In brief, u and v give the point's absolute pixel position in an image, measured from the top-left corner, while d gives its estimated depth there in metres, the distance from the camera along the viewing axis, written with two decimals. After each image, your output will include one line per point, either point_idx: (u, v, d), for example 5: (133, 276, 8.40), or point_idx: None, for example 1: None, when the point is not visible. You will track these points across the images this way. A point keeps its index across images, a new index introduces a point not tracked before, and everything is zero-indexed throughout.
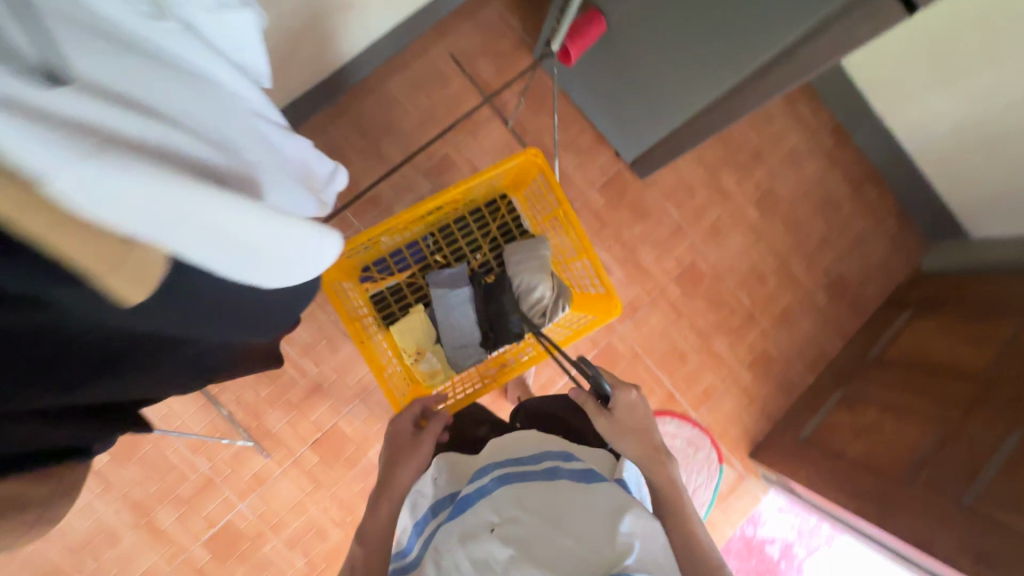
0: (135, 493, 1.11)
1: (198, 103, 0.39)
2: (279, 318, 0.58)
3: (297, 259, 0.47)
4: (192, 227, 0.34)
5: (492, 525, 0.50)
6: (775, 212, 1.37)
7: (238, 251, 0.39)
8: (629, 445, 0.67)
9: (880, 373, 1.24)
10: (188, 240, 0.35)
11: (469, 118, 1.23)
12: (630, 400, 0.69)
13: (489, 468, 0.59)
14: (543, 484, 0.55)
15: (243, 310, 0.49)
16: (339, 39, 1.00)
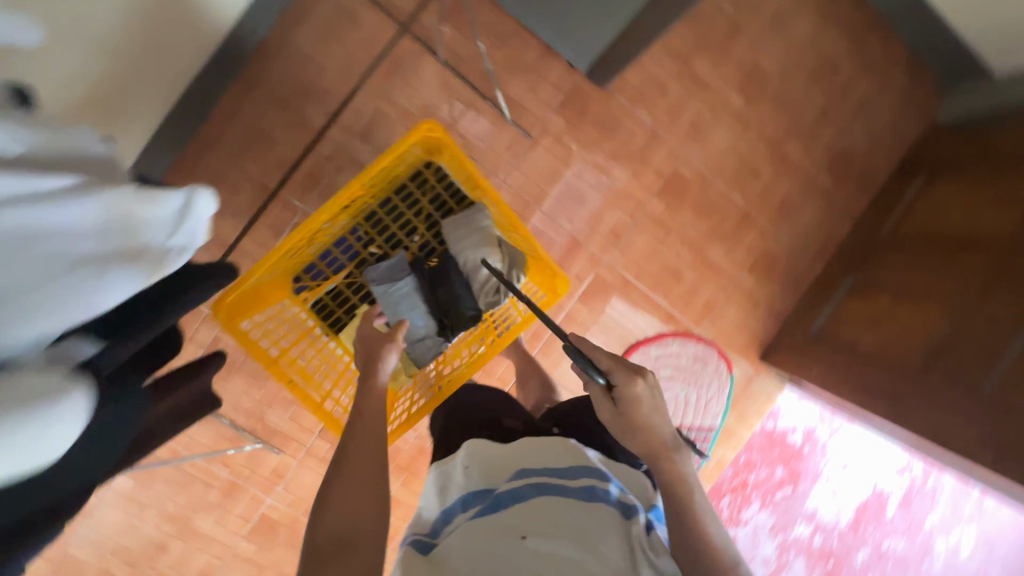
0: (169, 506, 1.17)
1: None
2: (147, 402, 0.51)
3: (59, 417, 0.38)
4: None
5: (524, 533, 0.50)
6: (762, 92, 1.20)
7: None
8: (642, 442, 0.61)
9: (896, 255, 1.14)
10: None
11: (394, 59, 1.08)
12: (639, 394, 0.61)
13: (530, 472, 0.59)
14: (579, 501, 0.53)
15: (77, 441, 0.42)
16: (212, 3, 0.85)
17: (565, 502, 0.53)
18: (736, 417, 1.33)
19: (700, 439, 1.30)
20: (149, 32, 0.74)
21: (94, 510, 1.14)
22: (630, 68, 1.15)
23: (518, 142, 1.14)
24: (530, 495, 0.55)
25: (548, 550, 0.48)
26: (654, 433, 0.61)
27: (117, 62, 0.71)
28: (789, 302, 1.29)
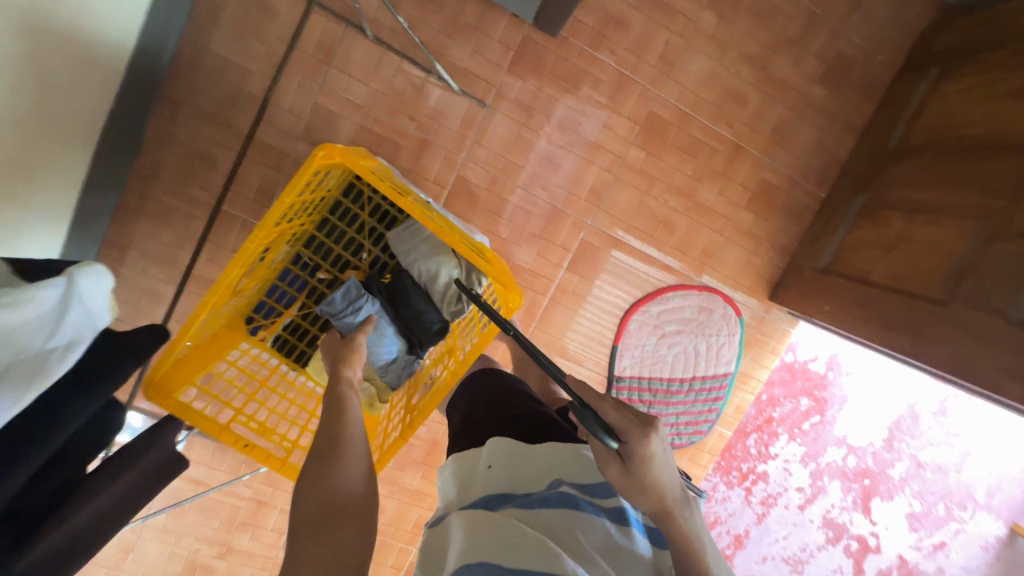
0: (204, 531, 1.21)
1: None
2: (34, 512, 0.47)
3: None
4: None
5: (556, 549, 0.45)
6: (738, 5, 1.06)
7: None
8: (647, 503, 0.49)
9: (905, 167, 1.03)
10: None
11: (322, 47, 0.98)
12: (651, 452, 0.49)
13: (559, 481, 0.54)
14: (614, 528, 0.49)
15: None
16: (102, 29, 0.77)
17: (601, 522, 0.49)
18: (751, 358, 1.28)
19: (715, 388, 1.26)
20: (37, 83, 0.67)
21: (136, 545, 1.19)
22: (583, 6, 1.02)
23: (473, 113, 1.04)
24: (561, 505, 0.50)
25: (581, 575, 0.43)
26: (657, 494, 0.49)
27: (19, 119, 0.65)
28: (793, 234, 1.20)
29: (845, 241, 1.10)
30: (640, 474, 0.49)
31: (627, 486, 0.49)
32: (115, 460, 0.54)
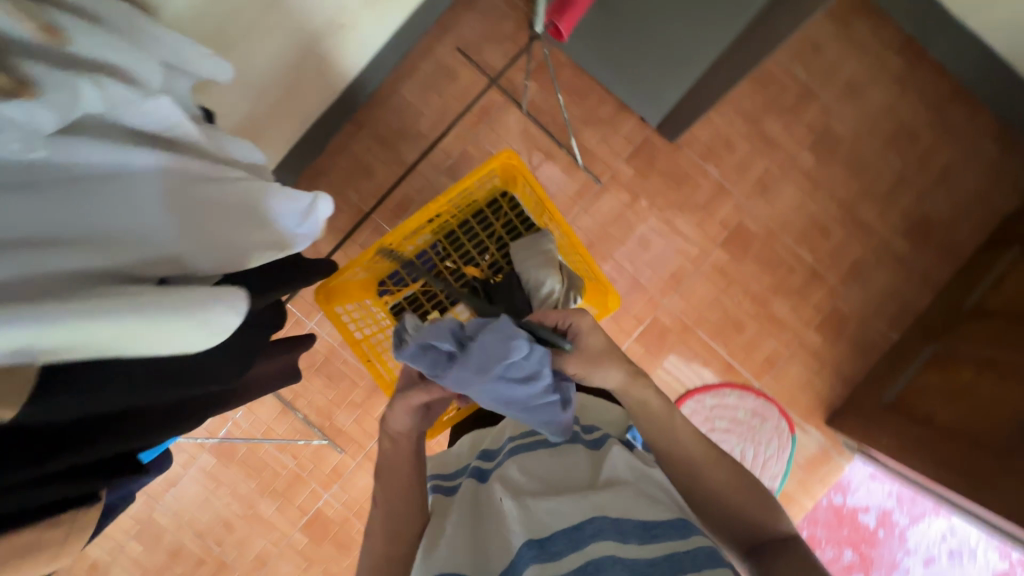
0: (241, 488, 1.29)
1: (108, 207, 0.39)
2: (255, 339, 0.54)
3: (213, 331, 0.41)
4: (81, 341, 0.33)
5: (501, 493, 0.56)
6: (835, 154, 1.22)
7: (121, 344, 0.35)
8: (602, 374, 0.60)
9: (979, 325, 1.06)
10: (76, 348, 0.33)
11: (483, 108, 1.22)
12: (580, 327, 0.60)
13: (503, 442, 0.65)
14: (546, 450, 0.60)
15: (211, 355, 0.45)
16: (341, 59, 1.03)
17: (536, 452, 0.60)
18: (797, 481, 1.26)
19: None
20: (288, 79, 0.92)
21: (181, 481, 1.29)
22: (699, 125, 1.22)
23: (587, 186, 1.23)
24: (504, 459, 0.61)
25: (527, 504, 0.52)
26: (611, 366, 0.60)
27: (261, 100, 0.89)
28: (859, 367, 1.23)
29: (911, 382, 1.12)
30: (589, 351, 0.59)
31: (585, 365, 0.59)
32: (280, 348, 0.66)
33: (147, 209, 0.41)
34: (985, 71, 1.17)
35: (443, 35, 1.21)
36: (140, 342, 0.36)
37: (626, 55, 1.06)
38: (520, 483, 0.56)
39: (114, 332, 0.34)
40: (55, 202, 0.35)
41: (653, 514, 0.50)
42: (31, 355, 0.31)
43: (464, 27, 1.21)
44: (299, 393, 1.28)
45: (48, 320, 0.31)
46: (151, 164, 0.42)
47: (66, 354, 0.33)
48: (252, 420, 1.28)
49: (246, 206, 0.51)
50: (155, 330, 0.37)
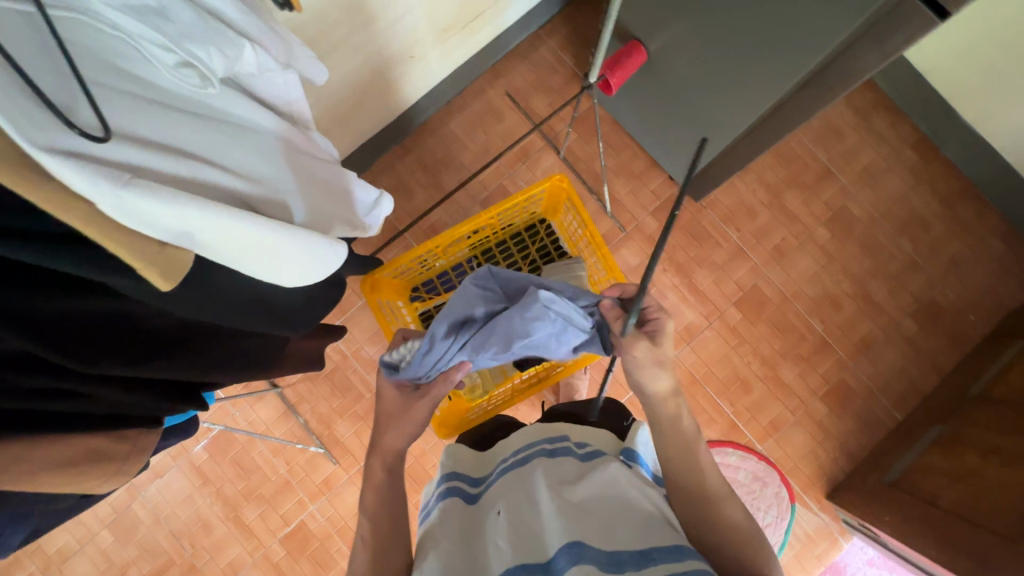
0: (227, 488, 1.26)
1: (241, 149, 0.46)
2: (314, 313, 0.61)
3: (297, 258, 0.48)
4: (214, 232, 0.39)
5: (500, 511, 0.55)
6: (849, 232, 1.28)
7: (239, 248, 0.42)
8: (656, 378, 0.64)
9: (983, 411, 1.08)
10: (209, 239, 0.39)
11: (523, 149, 1.30)
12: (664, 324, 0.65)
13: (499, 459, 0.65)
14: (542, 461, 0.60)
15: (277, 306, 0.53)
16: (403, 86, 1.12)
17: (534, 466, 0.59)
18: (793, 554, 1.23)
19: None
20: (354, 95, 1.00)
21: (168, 473, 1.26)
22: (723, 190, 1.29)
23: (613, 233, 1.29)
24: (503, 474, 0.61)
25: (521, 519, 0.52)
26: (667, 372, 0.64)
27: (327, 109, 0.97)
28: (862, 442, 1.24)
29: (915, 462, 1.12)
30: (659, 350, 0.64)
31: (652, 361, 0.64)
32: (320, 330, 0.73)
33: (268, 160, 0.49)
34: (993, 175, 1.24)
35: (495, 80, 1.31)
36: (258, 255, 0.44)
37: (663, 117, 1.14)
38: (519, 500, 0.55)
39: (246, 237, 0.42)
40: (213, 134, 0.44)
41: (648, 541, 0.47)
42: (190, 241, 0.39)
43: (515, 75, 1.31)
44: (304, 397, 1.28)
45: (209, 211, 0.38)
46: (274, 128, 0.51)
47: (210, 249, 0.40)
48: (252, 418, 1.27)
49: (332, 185, 0.59)
50: (273, 245, 0.44)
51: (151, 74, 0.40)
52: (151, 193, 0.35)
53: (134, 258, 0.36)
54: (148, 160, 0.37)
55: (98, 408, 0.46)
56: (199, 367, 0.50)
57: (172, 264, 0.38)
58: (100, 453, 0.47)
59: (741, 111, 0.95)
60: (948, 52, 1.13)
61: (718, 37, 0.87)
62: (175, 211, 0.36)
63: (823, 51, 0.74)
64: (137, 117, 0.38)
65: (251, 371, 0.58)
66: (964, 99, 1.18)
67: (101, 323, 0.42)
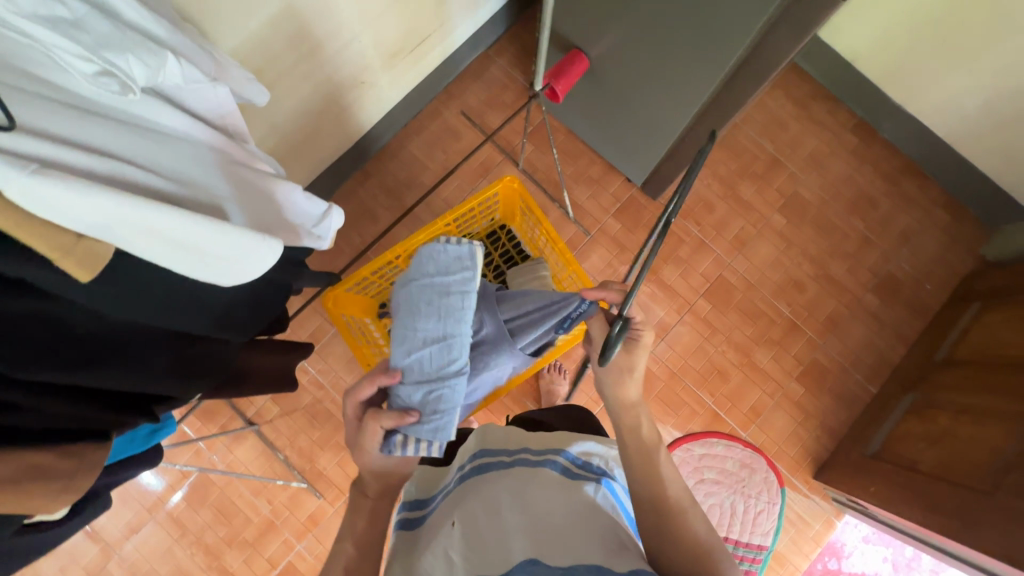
0: (207, 536, 1.21)
1: (166, 153, 0.47)
2: (258, 318, 0.63)
3: (227, 257, 0.48)
4: (128, 225, 0.40)
5: (452, 521, 0.53)
6: (803, 216, 1.33)
7: (159, 241, 0.42)
8: (623, 392, 0.67)
9: (948, 374, 1.11)
10: (123, 232, 0.40)
11: (482, 164, 1.33)
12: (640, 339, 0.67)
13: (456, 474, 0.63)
14: (498, 471, 0.59)
15: (220, 308, 0.55)
16: (358, 112, 1.14)
17: (489, 478, 0.58)
18: (789, 538, 1.23)
19: (748, 560, 1.20)
20: (309, 122, 1.02)
21: (144, 527, 1.21)
22: None
23: (578, 238, 1.31)
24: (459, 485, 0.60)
25: (476, 529, 0.50)
26: (633, 384, 0.67)
27: (282, 139, 0.98)
28: (842, 419, 1.26)
29: (892, 432, 1.14)
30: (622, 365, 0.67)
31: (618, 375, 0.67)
32: (280, 340, 0.75)
33: (198, 166, 0.50)
34: (929, 150, 1.31)
35: (450, 101, 1.35)
36: (179, 251, 0.44)
37: (613, 120, 1.18)
38: (471, 509, 0.53)
39: (164, 231, 0.42)
40: (136, 138, 0.44)
41: (607, 560, 0.44)
42: (107, 233, 0.39)
43: (469, 94, 1.35)
44: (282, 432, 1.25)
45: (122, 202, 0.39)
46: (204, 137, 0.52)
47: (130, 243, 0.41)
48: (229, 460, 1.23)
49: (273, 196, 0.60)
50: (198, 242, 0.45)
51: (67, 81, 0.41)
52: (56, 180, 0.35)
53: (47, 249, 0.37)
54: (56, 154, 0.38)
55: (37, 419, 0.44)
56: (150, 376, 0.51)
57: (90, 256, 0.39)
58: (43, 470, 0.43)
59: (683, 107, 0.99)
60: (870, 38, 1.21)
61: (653, 39, 0.92)
62: (83, 199, 0.36)
63: (746, 40, 0.79)
64: (50, 116, 0.39)
65: (201, 381, 0.57)
66: (892, 82, 1.26)
67: (33, 324, 0.41)
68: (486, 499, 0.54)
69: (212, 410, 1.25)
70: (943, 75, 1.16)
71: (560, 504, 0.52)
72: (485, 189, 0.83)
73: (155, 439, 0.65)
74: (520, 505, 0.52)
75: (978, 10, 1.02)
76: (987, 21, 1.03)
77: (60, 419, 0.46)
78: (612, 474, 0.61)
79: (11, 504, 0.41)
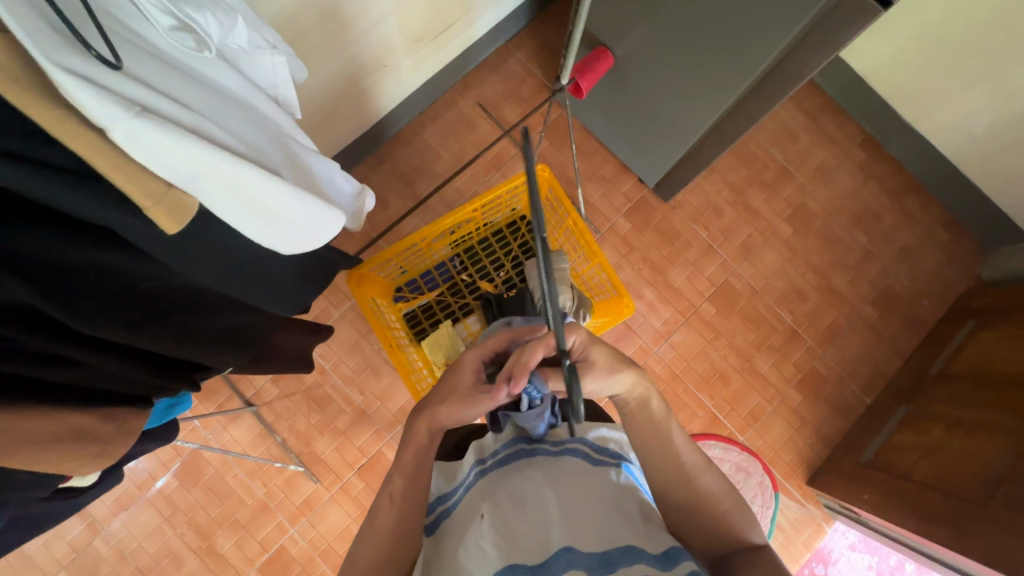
0: (198, 516, 1.19)
1: (237, 117, 0.46)
2: (302, 296, 0.61)
3: (295, 222, 0.48)
4: (216, 180, 0.39)
5: (481, 512, 0.53)
6: (809, 227, 1.35)
7: (242, 201, 0.42)
8: (619, 384, 0.57)
9: (943, 387, 1.14)
10: (210, 187, 0.39)
11: (496, 156, 1.33)
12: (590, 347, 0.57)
13: (475, 463, 0.63)
14: (522, 461, 0.59)
15: (272, 278, 0.53)
16: (378, 95, 1.13)
17: (514, 470, 0.58)
18: (780, 542, 1.25)
19: None
20: (329, 102, 1.00)
21: (133, 505, 1.18)
22: (690, 191, 1.35)
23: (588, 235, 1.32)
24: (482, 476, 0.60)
25: (507, 524, 0.51)
26: (626, 369, 0.57)
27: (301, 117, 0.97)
28: (836, 428, 1.29)
29: (886, 441, 1.16)
30: (598, 368, 0.56)
31: (603, 371, 0.56)
32: (307, 320, 0.73)
33: (262, 134, 0.50)
34: (933, 169, 1.34)
35: (467, 91, 1.34)
36: (255, 212, 0.44)
37: (629, 120, 1.19)
38: (502, 502, 0.54)
39: (248, 191, 0.42)
40: (211, 96, 0.44)
41: (640, 543, 0.48)
42: (194, 185, 0.38)
43: (486, 86, 1.35)
44: (281, 415, 1.23)
45: (216, 155, 0.38)
46: (261, 106, 0.51)
47: (214, 197, 0.40)
48: (225, 440, 1.22)
49: (318, 172, 0.60)
50: (274, 203, 0.44)
51: (149, 32, 0.40)
52: (160, 125, 0.34)
53: (140, 197, 0.36)
54: (157, 103, 0.36)
55: (83, 378, 0.44)
56: (188, 343, 0.49)
57: (179, 207, 0.38)
58: (83, 432, 0.43)
59: (703, 112, 1.00)
60: (886, 55, 1.23)
61: (679, 40, 0.92)
62: (185, 149, 0.36)
63: (774, 50, 0.80)
64: (143, 63, 0.38)
65: (236, 352, 0.56)
66: (903, 100, 1.28)
67: (96, 276, 0.41)
68: (514, 490, 0.55)
69: (209, 389, 1.23)
70: (954, 96, 1.18)
71: (584, 492, 0.53)
72: (514, 177, 0.83)
73: (171, 414, 0.63)
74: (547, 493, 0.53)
75: (994, 33, 1.05)
76: (1002, 44, 1.05)
77: (99, 379, 0.45)
78: (628, 455, 0.61)
79: (48, 464, 0.41)
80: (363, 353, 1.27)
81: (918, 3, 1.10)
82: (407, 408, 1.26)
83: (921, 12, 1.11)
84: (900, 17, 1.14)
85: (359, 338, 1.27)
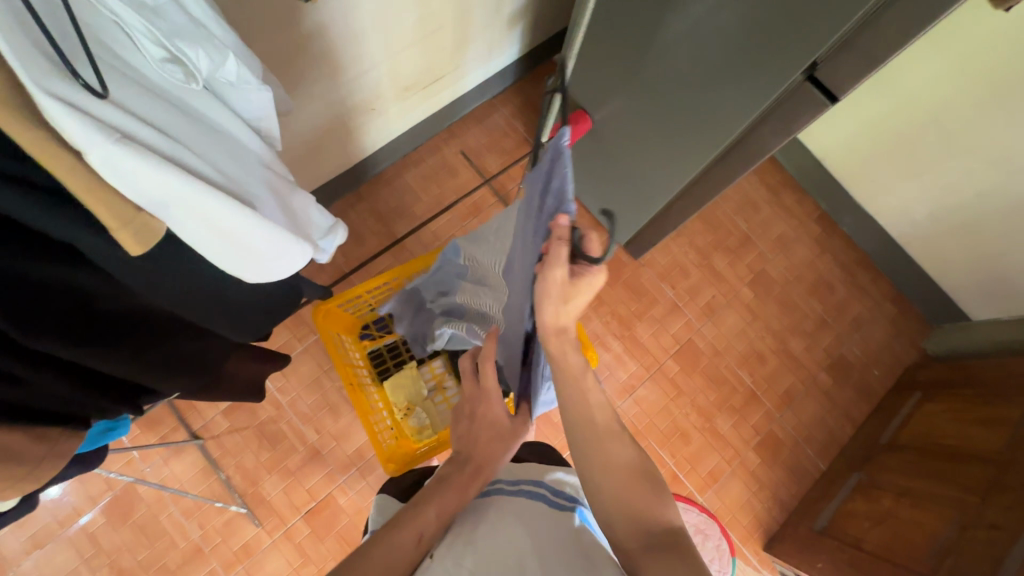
0: (123, 558, 1.10)
1: (217, 149, 0.48)
2: (256, 323, 0.61)
3: (262, 252, 0.49)
4: (187, 207, 0.41)
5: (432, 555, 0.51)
6: (769, 292, 1.42)
7: (213, 227, 0.43)
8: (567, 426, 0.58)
9: (892, 458, 1.17)
10: (180, 214, 0.40)
11: (475, 202, 1.36)
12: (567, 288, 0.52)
13: None
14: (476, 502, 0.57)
15: (226, 304, 0.54)
16: (363, 135, 1.15)
17: (466, 511, 0.56)
18: None
19: None
20: (315, 139, 1.03)
21: (49, 543, 1.08)
22: (659, 251, 1.41)
23: None
24: None
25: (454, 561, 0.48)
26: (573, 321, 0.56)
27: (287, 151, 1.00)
28: (792, 492, 1.30)
29: (840, 508, 1.17)
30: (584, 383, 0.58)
31: None
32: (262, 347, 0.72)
33: (240, 165, 0.51)
34: (882, 247, 1.43)
35: (451, 140, 1.39)
36: (219, 241, 0.44)
37: (604, 180, 1.25)
38: (450, 544, 0.51)
39: (218, 219, 0.43)
40: (194, 126, 0.46)
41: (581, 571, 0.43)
42: (164, 211, 0.40)
43: (470, 137, 1.40)
44: (229, 451, 1.17)
45: (189, 184, 0.40)
46: (242, 136, 0.53)
47: (181, 220, 0.41)
48: (165, 474, 1.15)
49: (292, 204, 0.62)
50: (241, 234, 0.45)
51: (141, 64, 0.42)
52: (136, 151, 0.36)
53: (108, 218, 0.37)
54: (139, 131, 0.38)
55: (22, 395, 0.44)
56: (132, 363, 0.50)
57: (147, 234, 0.39)
58: (11, 453, 0.44)
59: (669, 178, 1.06)
60: (837, 141, 1.34)
61: (650, 111, 0.99)
62: (158, 175, 0.37)
63: (738, 127, 0.86)
64: (127, 95, 0.39)
65: (185, 377, 0.56)
66: (854, 182, 1.39)
67: (51, 294, 0.42)
68: (464, 531, 0.52)
69: (154, 418, 1.16)
70: (898, 183, 1.29)
71: (531, 524, 0.50)
72: None
73: (107, 438, 0.62)
74: (494, 531, 0.50)
75: (931, 130, 1.16)
76: (938, 141, 1.16)
77: (36, 395, 0.45)
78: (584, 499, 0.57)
79: None
80: (323, 390, 1.23)
81: (861, 101, 1.23)
82: (364, 449, 1.21)
83: (866, 106, 1.23)
84: (850, 109, 1.26)
85: (321, 374, 1.24)
